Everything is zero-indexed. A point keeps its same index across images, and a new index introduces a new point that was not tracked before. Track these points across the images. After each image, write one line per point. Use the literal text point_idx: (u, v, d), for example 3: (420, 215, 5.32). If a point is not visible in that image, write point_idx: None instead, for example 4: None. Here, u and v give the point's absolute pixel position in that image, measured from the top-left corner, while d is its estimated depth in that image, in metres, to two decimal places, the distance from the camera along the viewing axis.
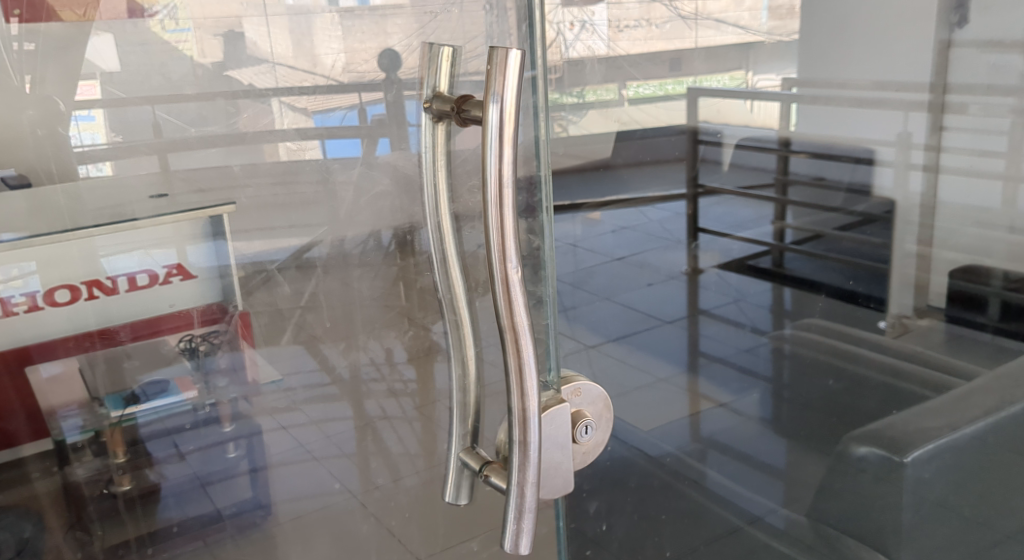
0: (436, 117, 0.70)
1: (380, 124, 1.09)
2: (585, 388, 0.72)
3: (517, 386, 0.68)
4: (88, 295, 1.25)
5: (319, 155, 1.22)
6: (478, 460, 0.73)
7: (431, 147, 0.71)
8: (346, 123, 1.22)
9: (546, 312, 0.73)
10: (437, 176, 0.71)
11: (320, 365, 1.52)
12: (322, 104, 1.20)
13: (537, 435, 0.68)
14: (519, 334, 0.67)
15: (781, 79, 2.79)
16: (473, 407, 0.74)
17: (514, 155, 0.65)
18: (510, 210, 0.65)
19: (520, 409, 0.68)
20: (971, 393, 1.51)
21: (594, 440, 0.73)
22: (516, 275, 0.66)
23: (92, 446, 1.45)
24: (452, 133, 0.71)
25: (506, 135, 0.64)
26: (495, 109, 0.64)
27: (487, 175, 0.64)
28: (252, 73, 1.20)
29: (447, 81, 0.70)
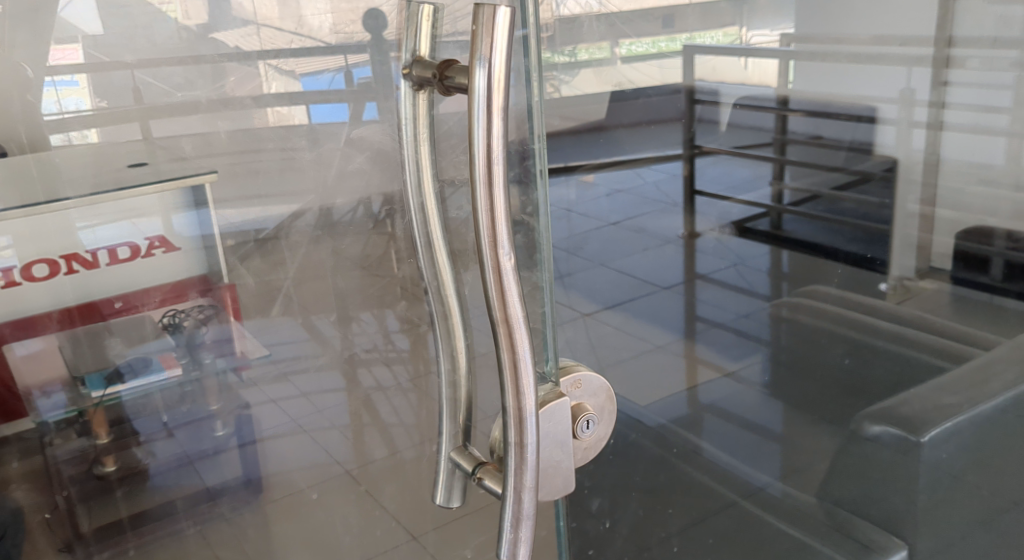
0: (417, 85, 0.64)
1: (366, 88, 1.03)
2: (586, 379, 0.67)
3: (512, 384, 0.62)
4: (66, 270, 1.21)
5: (306, 120, 1.11)
6: (471, 462, 0.69)
7: (413, 118, 0.65)
8: (336, 86, 1.07)
9: (542, 300, 0.67)
10: (420, 150, 0.66)
11: (310, 334, 1.34)
12: (312, 66, 1.07)
13: (535, 435, 0.63)
14: (513, 327, 0.61)
15: (778, 34, 2.57)
16: (466, 403, 0.70)
17: (505, 125, 0.58)
18: (500, 188, 0.59)
19: (516, 409, 0.62)
20: (988, 364, 1.49)
21: (596, 435, 0.67)
22: (510, 262, 0.60)
23: (76, 427, 1.40)
24: (435, 102, 0.65)
25: (494, 105, 0.58)
26: (482, 75, 0.58)
27: (475, 151, 0.58)
28: (237, 35, 1.06)
29: (428, 44, 0.64)
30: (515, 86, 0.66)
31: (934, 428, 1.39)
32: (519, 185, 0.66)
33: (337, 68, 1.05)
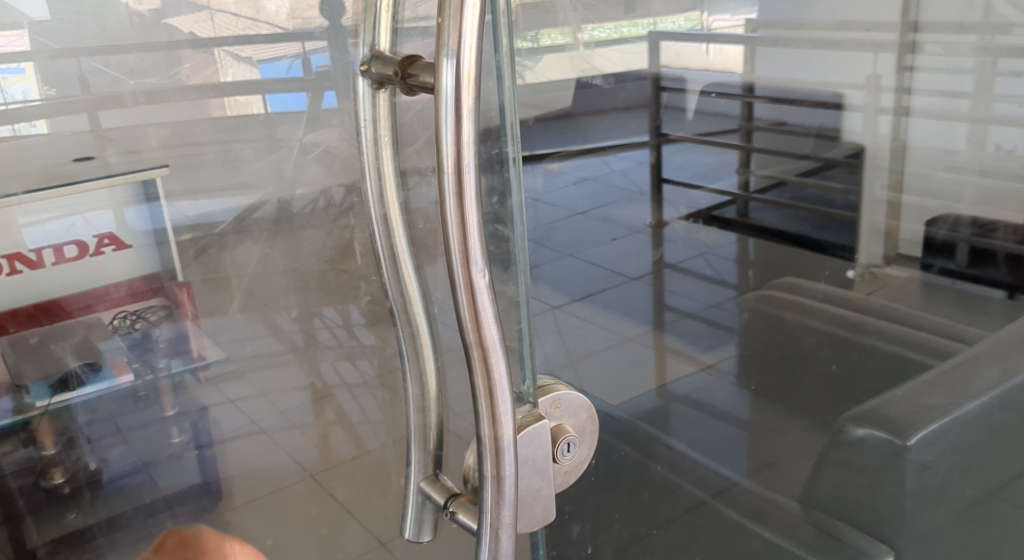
0: (377, 83, 0.59)
1: (325, 77, 0.93)
2: (566, 398, 0.63)
3: (488, 412, 0.57)
4: (8, 271, 1.06)
5: (265, 109, 1.05)
6: (445, 494, 0.64)
7: (373, 120, 0.61)
8: (293, 75, 0.99)
9: (519, 316, 0.63)
10: (383, 154, 0.61)
11: (271, 331, 1.41)
12: (267, 53, 1.00)
13: (513, 467, 0.58)
14: (488, 349, 0.56)
15: (738, 19, 2.81)
16: (436, 428, 0.65)
17: (476, 126, 0.53)
18: (472, 199, 0.54)
19: (493, 439, 0.58)
20: (970, 363, 1.49)
21: (579, 457, 0.63)
22: (483, 280, 0.55)
23: (19, 436, 1.21)
24: (397, 102, 0.60)
25: (463, 106, 0.53)
26: (450, 72, 0.52)
27: (442, 160, 0.53)
28: (189, 21, 0.97)
29: (388, 38, 0.59)
30: (488, 82, 0.60)
31: (919, 431, 1.36)
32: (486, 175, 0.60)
33: (297, 54, 0.97)
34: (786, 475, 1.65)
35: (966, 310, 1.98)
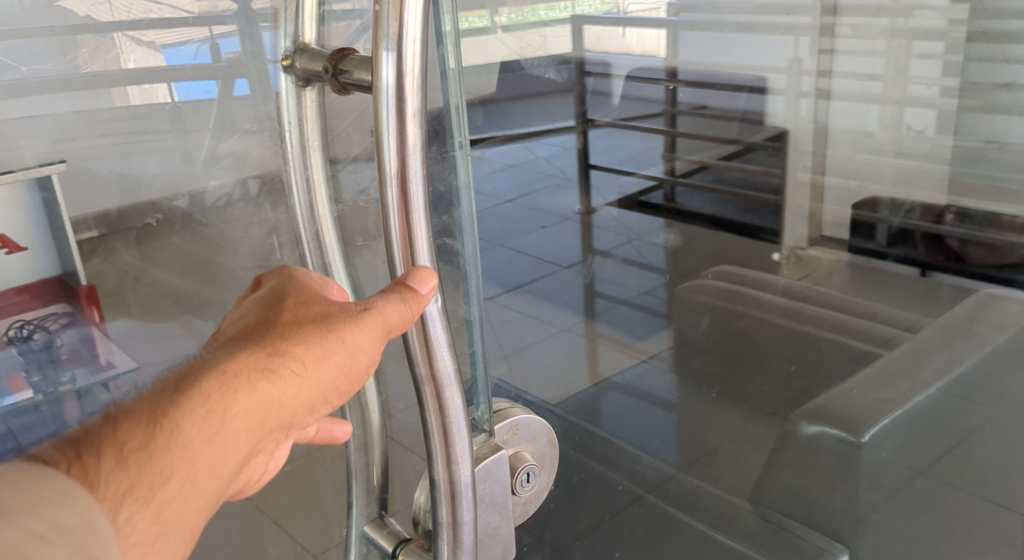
0: (305, 80, 0.78)
1: (235, 64, 0.93)
2: (519, 427, 0.89)
3: (445, 443, 0.79)
4: None
5: (173, 98, 1.01)
6: (393, 537, 0.92)
7: (299, 118, 0.80)
8: (198, 60, 0.98)
9: (468, 322, 0.82)
10: (313, 158, 0.81)
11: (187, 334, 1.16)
12: (170, 38, 0.95)
13: (466, 494, 0.82)
14: (442, 373, 0.77)
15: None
16: (380, 469, 0.93)
17: (418, 131, 0.71)
18: (418, 205, 0.73)
19: (449, 479, 0.81)
20: (925, 350, 1.93)
21: (540, 479, 0.91)
22: (433, 290, 0.75)
23: None
24: (324, 92, 0.80)
25: (405, 105, 0.70)
26: (392, 72, 0.69)
27: (386, 166, 0.71)
28: (87, 3, 0.91)
29: (313, 34, 0.78)
30: (433, 88, 0.75)
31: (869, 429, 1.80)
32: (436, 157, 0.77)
33: (203, 37, 0.96)
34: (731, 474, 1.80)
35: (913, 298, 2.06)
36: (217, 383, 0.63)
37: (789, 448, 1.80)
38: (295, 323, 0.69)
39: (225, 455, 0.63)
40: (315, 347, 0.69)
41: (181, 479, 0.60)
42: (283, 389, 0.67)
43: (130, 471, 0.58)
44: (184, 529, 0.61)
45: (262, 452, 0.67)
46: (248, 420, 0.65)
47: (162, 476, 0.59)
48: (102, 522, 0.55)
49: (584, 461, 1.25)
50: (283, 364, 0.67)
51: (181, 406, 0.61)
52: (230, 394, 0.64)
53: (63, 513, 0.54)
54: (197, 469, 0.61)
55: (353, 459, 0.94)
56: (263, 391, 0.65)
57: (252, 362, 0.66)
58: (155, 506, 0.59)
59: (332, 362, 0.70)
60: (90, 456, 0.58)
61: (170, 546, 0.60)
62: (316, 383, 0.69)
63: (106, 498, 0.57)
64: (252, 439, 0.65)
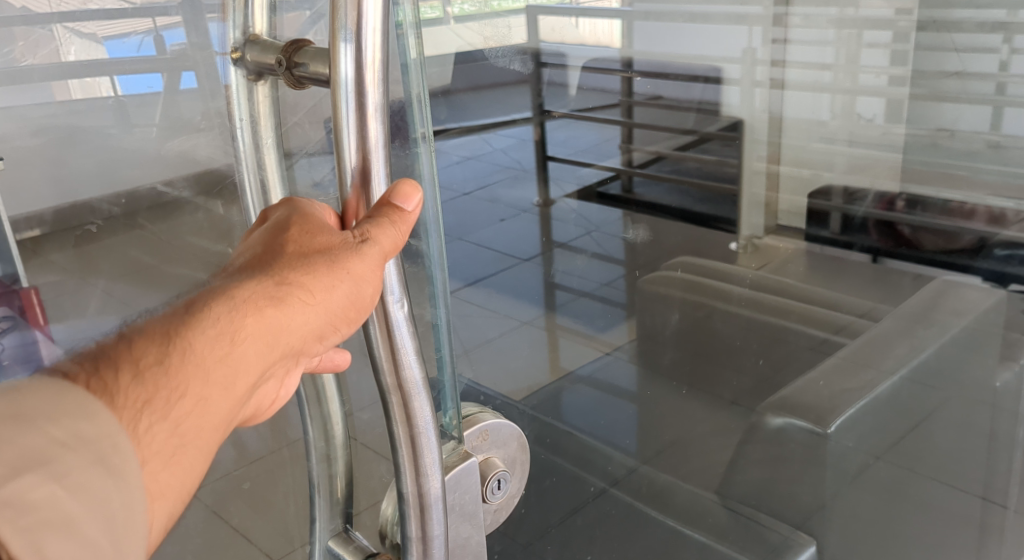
0: (255, 74, 0.68)
1: (181, 57, 0.84)
2: (492, 432, 0.80)
3: (410, 460, 0.71)
4: None
5: (116, 93, 0.92)
6: (360, 553, 0.78)
7: (251, 110, 0.70)
8: (143, 52, 0.88)
9: (438, 335, 0.75)
10: (266, 158, 0.72)
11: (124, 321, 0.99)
12: (113, 27, 0.85)
13: (438, 522, 0.73)
14: (409, 390, 0.68)
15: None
16: (344, 479, 0.79)
17: (381, 126, 0.61)
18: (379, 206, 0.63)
19: (417, 493, 0.71)
20: (885, 338, 1.99)
21: (512, 487, 0.83)
22: (398, 307, 0.65)
23: None
24: (275, 87, 0.70)
25: (365, 98, 0.60)
26: (349, 65, 0.59)
27: (346, 163, 0.61)
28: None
29: (264, 24, 0.68)
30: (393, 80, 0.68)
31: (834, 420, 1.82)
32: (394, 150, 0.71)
33: (146, 27, 0.86)
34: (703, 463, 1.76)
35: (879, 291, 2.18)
36: (225, 307, 0.55)
37: (756, 442, 1.82)
38: (301, 253, 0.60)
39: (231, 390, 0.55)
40: (322, 274, 0.59)
41: (186, 416, 0.53)
42: (292, 320, 0.58)
43: (146, 391, 0.51)
44: (186, 476, 0.53)
45: (266, 392, 0.59)
46: (256, 351, 0.56)
47: (173, 402, 0.52)
48: (111, 449, 0.49)
49: (554, 462, 1.24)
50: (291, 295, 0.58)
51: (188, 330, 0.54)
52: (239, 318, 0.56)
53: (86, 425, 0.48)
54: (201, 406, 0.53)
55: (314, 473, 0.80)
56: (272, 320, 0.57)
57: (253, 294, 0.57)
58: (174, 420, 0.52)
59: (339, 294, 0.60)
60: (104, 378, 0.51)
61: (166, 503, 0.52)
62: (326, 315, 0.60)
63: (124, 419, 0.50)
64: (260, 374, 0.57)
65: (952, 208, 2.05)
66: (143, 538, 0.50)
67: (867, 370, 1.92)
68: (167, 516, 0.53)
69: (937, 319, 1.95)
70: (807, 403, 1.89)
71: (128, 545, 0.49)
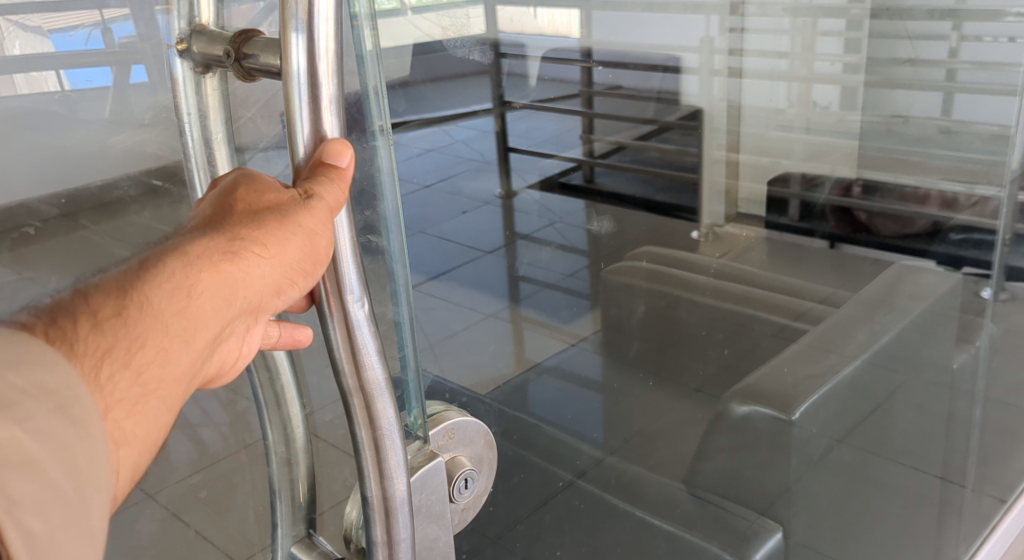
0: (203, 65, 0.69)
1: (128, 49, 0.82)
2: (458, 433, 0.85)
3: (374, 456, 0.74)
4: None
5: (64, 88, 0.83)
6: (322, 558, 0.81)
7: (199, 98, 0.71)
8: (91, 47, 0.83)
9: (400, 334, 0.80)
10: (216, 154, 0.73)
11: None
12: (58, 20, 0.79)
13: (400, 513, 0.76)
14: (372, 388, 0.72)
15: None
16: (306, 483, 0.82)
17: (335, 113, 0.65)
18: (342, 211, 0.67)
19: (382, 496, 0.75)
20: (842, 329, 2.18)
21: (480, 482, 0.89)
22: (361, 314, 0.69)
23: None
24: (226, 78, 0.70)
25: (319, 81, 0.64)
26: (301, 54, 0.62)
27: (297, 140, 0.65)
28: None
29: (211, 12, 0.68)
30: (350, 72, 0.71)
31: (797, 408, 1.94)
32: (357, 141, 0.73)
33: (94, 21, 0.81)
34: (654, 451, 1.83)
35: (839, 276, 2.34)
36: (174, 269, 0.58)
37: (718, 431, 1.94)
38: (250, 214, 0.63)
39: (188, 344, 0.58)
40: (271, 231, 0.62)
41: (145, 368, 0.56)
42: (241, 277, 0.61)
43: (106, 339, 0.55)
44: (150, 427, 0.56)
45: (230, 348, 0.62)
46: (207, 307, 0.59)
47: (134, 349, 0.56)
48: (74, 402, 0.52)
49: (522, 458, 1.24)
50: (245, 247, 0.61)
51: (140, 289, 0.57)
52: (188, 280, 0.58)
53: (47, 374, 0.52)
54: (163, 353, 0.57)
55: (274, 476, 0.84)
56: (220, 281, 0.59)
57: (204, 249, 0.60)
58: (137, 366, 0.56)
59: (291, 247, 0.63)
60: (65, 328, 0.54)
61: (131, 452, 0.56)
62: (280, 269, 0.63)
63: (85, 371, 0.54)
64: (220, 327, 0.60)
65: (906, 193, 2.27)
66: (108, 488, 0.53)
67: (827, 355, 2.10)
68: (132, 468, 0.56)
69: (893, 303, 2.19)
70: (769, 392, 2.01)
71: (94, 501, 0.52)
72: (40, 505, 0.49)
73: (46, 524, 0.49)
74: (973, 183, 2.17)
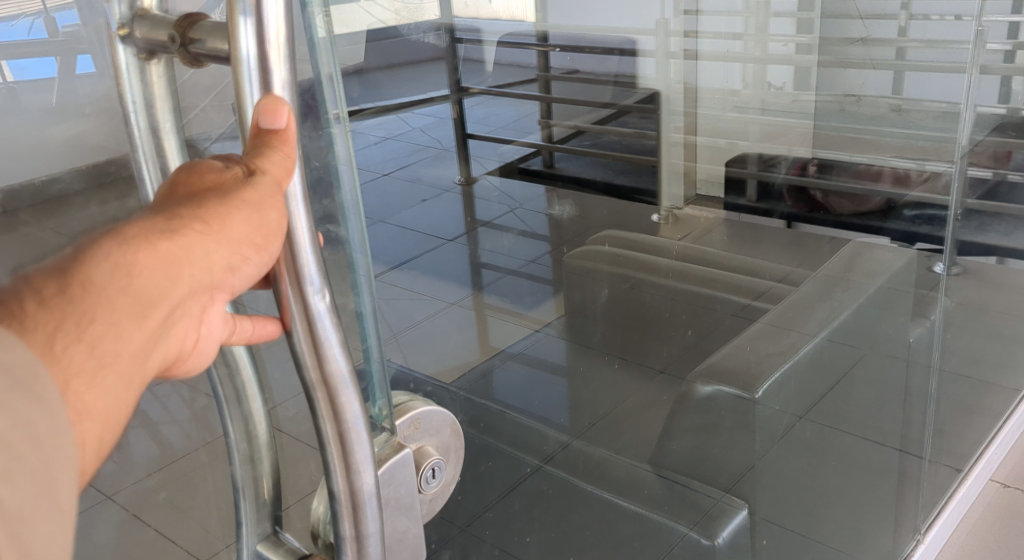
0: (148, 52, 0.69)
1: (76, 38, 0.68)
2: (421, 421, 0.87)
3: (340, 446, 0.76)
4: None
5: (5, 80, 0.65)
6: (291, 554, 0.86)
7: (145, 86, 0.70)
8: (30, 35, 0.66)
9: (364, 326, 0.80)
10: (165, 144, 0.71)
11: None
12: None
13: (370, 504, 0.78)
14: (334, 378, 0.73)
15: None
16: (271, 479, 0.84)
17: (286, 89, 0.67)
18: (298, 207, 0.67)
19: (349, 490, 0.77)
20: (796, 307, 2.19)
21: (448, 471, 0.90)
22: (321, 306, 0.70)
23: None
24: (171, 69, 0.71)
25: (264, 66, 0.65)
26: (245, 35, 0.64)
27: (244, 121, 0.66)
28: None
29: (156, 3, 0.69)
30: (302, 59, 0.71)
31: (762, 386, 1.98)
32: (312, 130, 0.72)
33: (36, 8, 0.65)
34: (626, 431, 1.82)
35: (798, 256, 2.32)
36: (117, 242, 0.54)
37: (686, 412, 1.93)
38: (190, 200, 0.60)
39: (142, 321, 0.54)
40: (215, 205, 0.60)
41: (101, 340, 0.52)
42: (191, 252, 0.58)
43: (54, 317, 0.50)
44: (112, 399, 0.53)
45: (187, 328, 0.59)
46: (160, 278, 0.55)
47: (86, 327, 0.51)
48: (32, 376, 0.48)
49: (489, 445, 1.25)
50: (186, 225, 0.58)
51: (83, 264, 0.52)
52: (133, 252, 0.54)
53: (8, 355, 0.47)
54: (115, 332, 0.53)
55: (236, 477, 0.84)
56: (170, 251, 0.56)
57: (147, 227, 0.56)
58: (90, 342, 0.52)
59: (238, 222, 0.61)
60: (13, 308, 0.50)
61: (95, 424, 0.52)
62: (226, 244, 0.60)
63: (37, 346, 0.49)
64: (174, 304, 0.57)
65: (861, 170, 2.39)
66: (73, 467, 0.50)
67: (790, 334, 2.12)
68: (98, 440, 0.52)
69: (852, 286, 2.25)
70: (734, 369, 2.03)
71: (58, 477, 0.49)
72: (9, 475, 0.47)
73: (15, 495, 0.47)
74: (924, 159, 2.36)
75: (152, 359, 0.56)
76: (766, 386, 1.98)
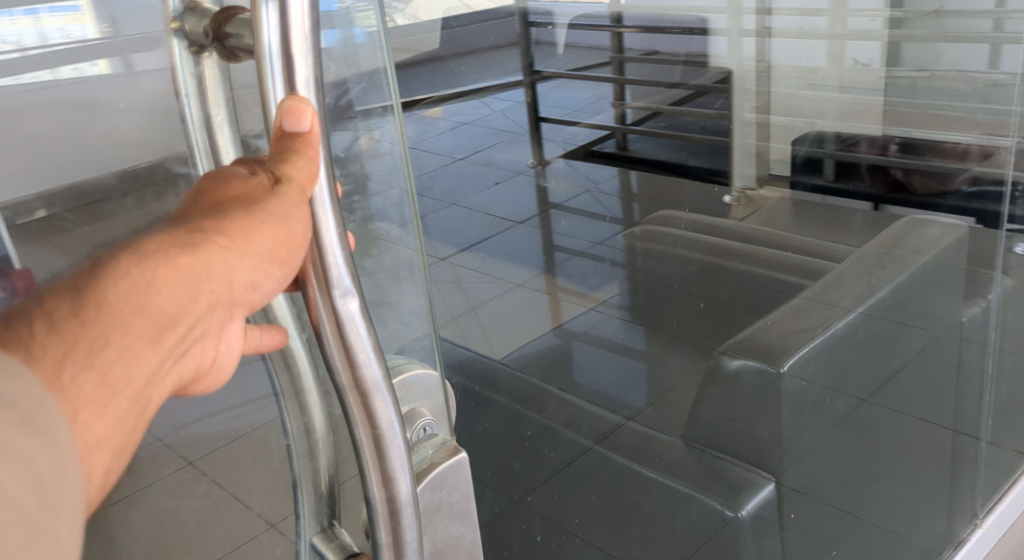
0: (196, 43, 0.55)
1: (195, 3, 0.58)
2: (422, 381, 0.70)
3: (382, 482, 0.63)
4: None
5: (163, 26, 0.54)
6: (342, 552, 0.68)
7: (185, 72, 0.55)
8: None
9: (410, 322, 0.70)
10: (219, 135, 0.56)
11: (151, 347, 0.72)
12: None
13: (410, 531, 0.65)
14: (371, 392, 0.58)
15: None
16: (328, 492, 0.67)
17: (314, 33, 0.51)
18: (326, 187, 0.53)
19: (385, 499, 0.63)
20: (840, 279, 1.94)
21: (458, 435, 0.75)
22: (359, 309, 0.56)
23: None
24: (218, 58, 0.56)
25: (290, 15, 0.50)
26: None
27: (269, 84, 0.51)
28: None
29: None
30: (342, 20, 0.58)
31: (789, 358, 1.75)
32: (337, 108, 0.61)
33: None
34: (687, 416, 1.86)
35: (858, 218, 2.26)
36: (133, 252, 0.42)
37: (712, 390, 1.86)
38: (213, 208, 0.47)
39: (160, 346, 0.42)
40: (243, 212, 0.47)
41: (113, 367, 0.39)
42: (220, 263, 0.45)
43: (64, 342, 0.38)
44: (123, 429, 0.40)
45: (211, 349, 0.45)
46: (183, 296, 0.43)
47: (99, 350, 0.39)
48: (36, 406, 0.36)
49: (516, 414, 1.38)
50: (212, 235, 0.45)
51: (96, 277, 0.40)
52: (154, 265, 0.42)
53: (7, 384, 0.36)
54: (129, 361, 0.40)
55: (292, 469, 0.67)
56: (195, 265, 0.44)
57: (166, 238, 0.43)
58: (100, 371, 0.39)
59: (268, 231, 0.48)
60: (14, 328, 0.38)
61: (104, 463, 0.40)
62: (256, 256, 0.47)
63: (44, 375, 0.37)
64: (200, 323, 0.44)
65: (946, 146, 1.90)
66: (80, 504, 0.38)
67: (824, 308, 1.85)
68: (105, 480, 0.40)
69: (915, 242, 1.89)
70: (763, 344, 1.87)
71: (63, 517, 0.36)
72: None
73: None
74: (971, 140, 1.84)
75: (167, 388, 0.43)
76: (794, 358, 1.75)
